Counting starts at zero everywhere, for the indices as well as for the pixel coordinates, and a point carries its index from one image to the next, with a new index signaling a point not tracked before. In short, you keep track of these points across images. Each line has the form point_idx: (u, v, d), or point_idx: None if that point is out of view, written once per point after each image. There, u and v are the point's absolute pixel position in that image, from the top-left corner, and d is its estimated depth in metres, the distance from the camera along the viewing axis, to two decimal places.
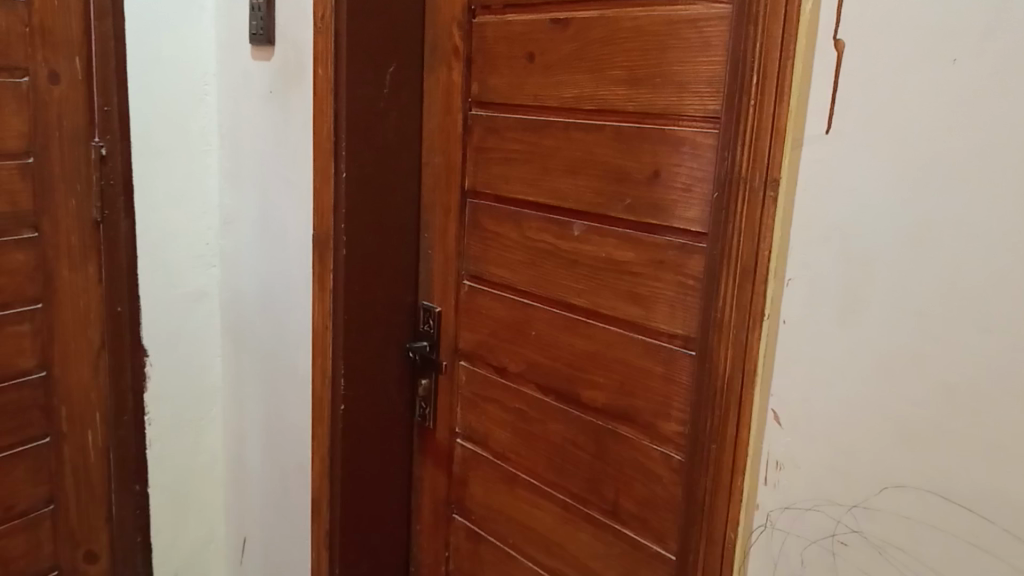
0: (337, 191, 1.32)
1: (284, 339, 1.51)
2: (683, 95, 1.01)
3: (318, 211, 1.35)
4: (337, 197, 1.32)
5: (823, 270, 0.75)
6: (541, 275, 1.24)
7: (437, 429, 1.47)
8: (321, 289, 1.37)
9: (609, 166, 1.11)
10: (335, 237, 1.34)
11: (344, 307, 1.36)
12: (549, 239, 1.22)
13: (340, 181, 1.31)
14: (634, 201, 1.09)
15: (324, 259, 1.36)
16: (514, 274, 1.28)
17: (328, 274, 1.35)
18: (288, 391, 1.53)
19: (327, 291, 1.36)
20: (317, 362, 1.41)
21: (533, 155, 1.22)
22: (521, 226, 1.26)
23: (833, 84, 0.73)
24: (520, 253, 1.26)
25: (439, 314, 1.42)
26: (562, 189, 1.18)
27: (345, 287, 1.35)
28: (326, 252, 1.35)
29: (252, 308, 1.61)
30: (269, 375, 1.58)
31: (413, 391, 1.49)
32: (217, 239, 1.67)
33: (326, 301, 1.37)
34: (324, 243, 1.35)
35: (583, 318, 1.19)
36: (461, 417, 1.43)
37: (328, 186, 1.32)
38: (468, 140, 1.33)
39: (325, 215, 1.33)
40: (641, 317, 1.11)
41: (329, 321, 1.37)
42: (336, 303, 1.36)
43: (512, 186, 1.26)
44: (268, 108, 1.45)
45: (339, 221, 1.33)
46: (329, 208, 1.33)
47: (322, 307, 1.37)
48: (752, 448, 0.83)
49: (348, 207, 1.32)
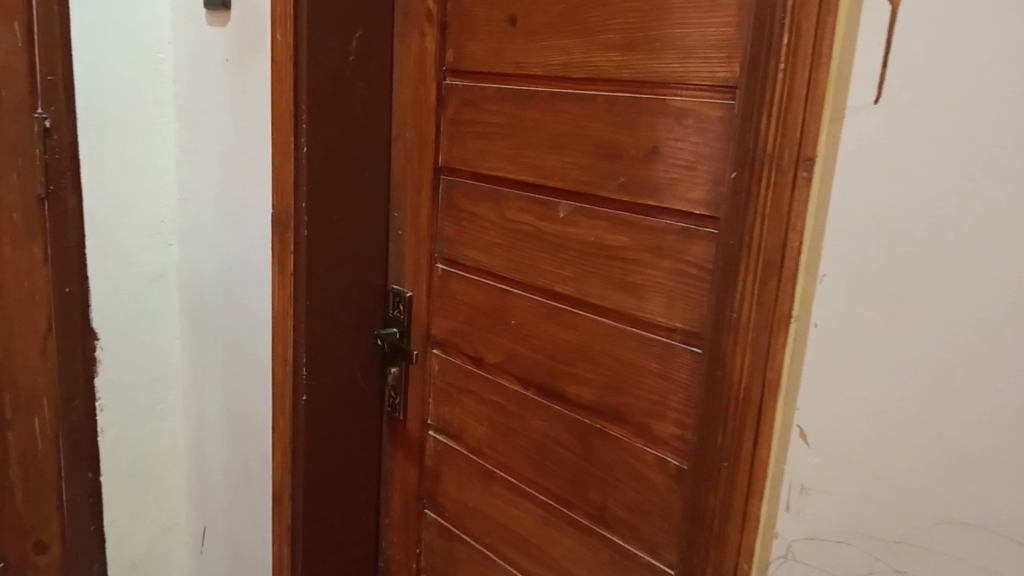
0: (297, 167, 1.20)
1: (248, 323, 1.39)
2: (689, 62, 0.90)
3: (277, 188, 1.23)
4: (298, 174, 1.20)
5: (863, 268, 0.65)
6: (521, 259, 1.12)
7: (408, 420, 1.35)
8: (281, 271, 1.25)
9: (599, 141, 1.00)
10: (294, 217, 1.21)
11: (306, 292, 1.24)
12: (532, 219, 1.10)
13: (300, 155, 1.19)
14: (627, 178, 0.98)
15: (284, 241, 1.23)
16: (491, 258, 1.16)
17: (288, 255, 1.23)
18: (253, 380, 1.41)
19: (287, 274, 1.24)
20: (277, 349, 1.29)
21: (514, 127, 1.10)
22: (501, 205, 1.14)
23: (886, 45, 0.62)
24: (498, 235, 1.15)
25: (411, 299, 1.30)
26: (546, 164, 1.07)
27: (307, 270, 1.23)
28: (287, 233, 1.23)
29: (211, 292, 1.48)
30: (232, 364, 1.46)
31: (381, 381, 1.37)
32: (175, 216, 1.54)
33: (287, 283, 1.24)
34: (284, 222, 1.23)
35: (567, 307, 1.07)
36: (433, 409, 1.31)
37: (288, 161, 1.20)
38: (442, 113, 1.21)
39: (285, 194, 1.21)
40: (634, 308, 1.00)
41: (290, 306, 1.25)
42: (296, 287, 1.24)
43: (490, 162, 1.14)
44: (228, 75, 1.32)
45: (300, 199, 1.21)
46: (289, 185, 1.21)
47: (283, 291, 1.25)
48: (772, 469, 0.73)
49: (309, 183, 1.20)
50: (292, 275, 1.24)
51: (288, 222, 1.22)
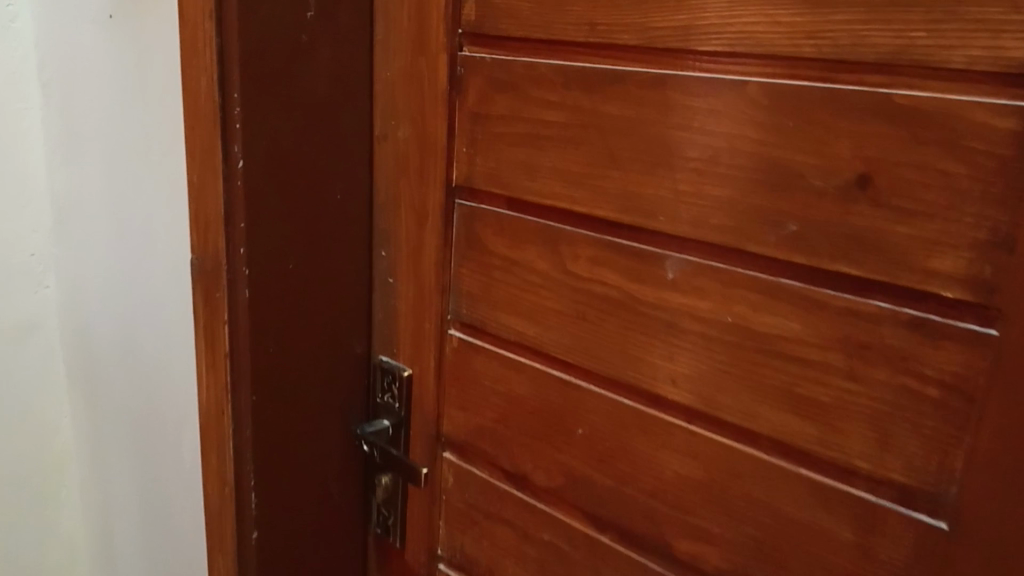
0: (228, 194, 0.72)
1: (170, 415, 0.93)
2: (953, 28, 0.48)
3: (197, 223, 0.75)
4: (234, 204, 0.72)
5: None
6: (601, 341, 0.70)
7: (407, 543, 0.92)
8: (213, 351, 0.78)
9: (757, 159, 0.56)
10: (226, 272, 0.74)
11: (251, 384, 0.78)
12: (616, 281, 0.68)
13: (234, 178, 0.71)
14: (803, 227, 0.56)
15: (213, 307, 0.76)
16: (548, 336, 0.74)
17: (220, 328, 0.76)
18: (181, 499, 0.95)
19: (220, 354, 0.77)
20: (210, 463, 0.82)
21: (585, 131, 0.65)
22: (566, 251, 0.70)
23: None
24: (558, 301, 0.72)
25: (411, 378, 0.86)
26: (649, 195, 0.63)
27: (252, 351, 0.77)
28: (217, 295, 0.75)
29: (110, 361, 1.01)
30: (151, 468, 0.99)
31: (367, 493, 0.93)
32: (51, 245, 1.03)
33: (221, 369, 0.78)
34: (213, 277, 0.75)
35: (682, 421, 0.68)
36: (444, 529, 0.89)
37: (216, 182, 0.72)
38: (460, 101, 0.73)
39: (211, 234, 0.74)
40: (807, 440, 0.61)
41: (229, 402, 0.79)
42: (237, 376, 0.78)
43: (546, 184, 0.69)
44: (121, 37, 0.82)
45: (238, 241, 0.73)
46: (219, 220, 0.73)
47: (217, 381, 0.79)
48: None
49: (252, 218, 0.73)
50: (230, 360, 0.77)
51: (219, 279, 0.75)
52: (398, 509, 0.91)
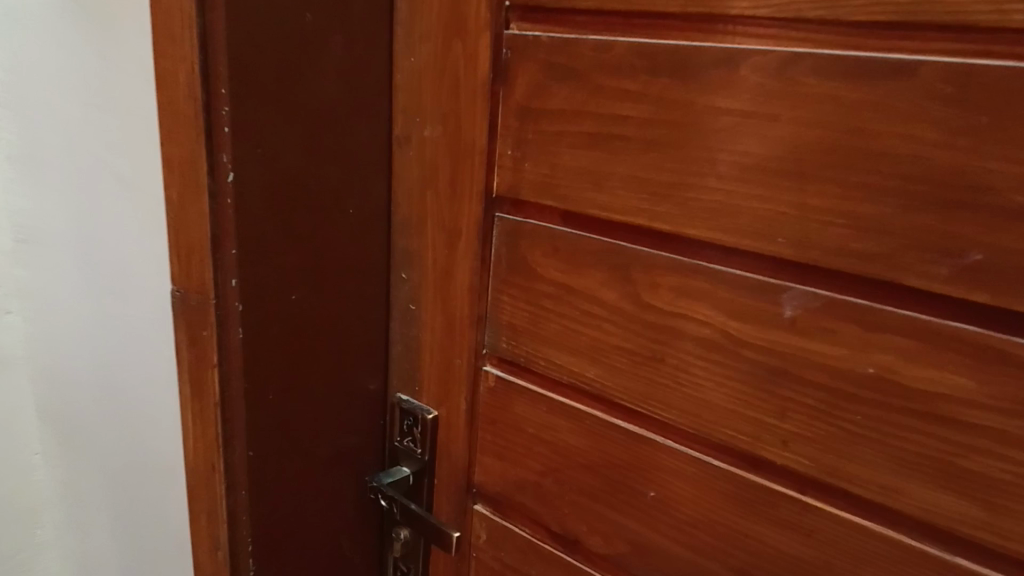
0: (214, 216, 0.56)
1: (155, 473, 0.79)
2: None
3: (179, 246, 0.60)
4: (223, 228, 0.57)
5: None
6: (688, 390, 0.55)
7: None
8: (200, 399, 0.63)
9: (924, 168, 0.44)
10: (215, 309, 0.59)
11: (246, 442, 0.64)
12: (714, 314, 0.53)
13: (223, 196, 0.56)
14: (988, 258, 0.43)
15: (202, 350, 0.61)
16: (613, 379, 0.59)
17: (209, 376, 0.61)
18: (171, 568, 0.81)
19: (209, 404, 0.62)
20: (199, 531, 0.68)
21: (676, 134, 0.52)
22: (643, 277, 0.56)
23: None
24: (630, 337, 0.57)
25: (435, 422, 0.70)
26: (764, 217, 0.50)
27: (247, 403, 0.63)
28: (203, 335, 0.60)
29: (85, 400, 0.86)
30: (137, 527, 0.85)
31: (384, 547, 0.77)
32: (10, 268, 0.88)
33: (210, 422, 0.63)
34: (198, 315, 0.60)
35: (794, 491, 0.53)
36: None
37: (201, 201, 0.56)
38: (505, 94, 0.59)
39: (195, 262, 0.59)
40: (976, 527, 0.46)
41: (216, 464, 0.63)
42: (231, 432, 0.63)
43: (620, 198, 0.55)
44: (80, 29, 0.67)
45: (229, 273, 0.58)
46: (205, 247, 0.57)
47: (206, 435, 0.63)
48: None
49: (245, 242, 0.58)
50: (222, 414, 0.62)
51: (206, 317, 0.60)
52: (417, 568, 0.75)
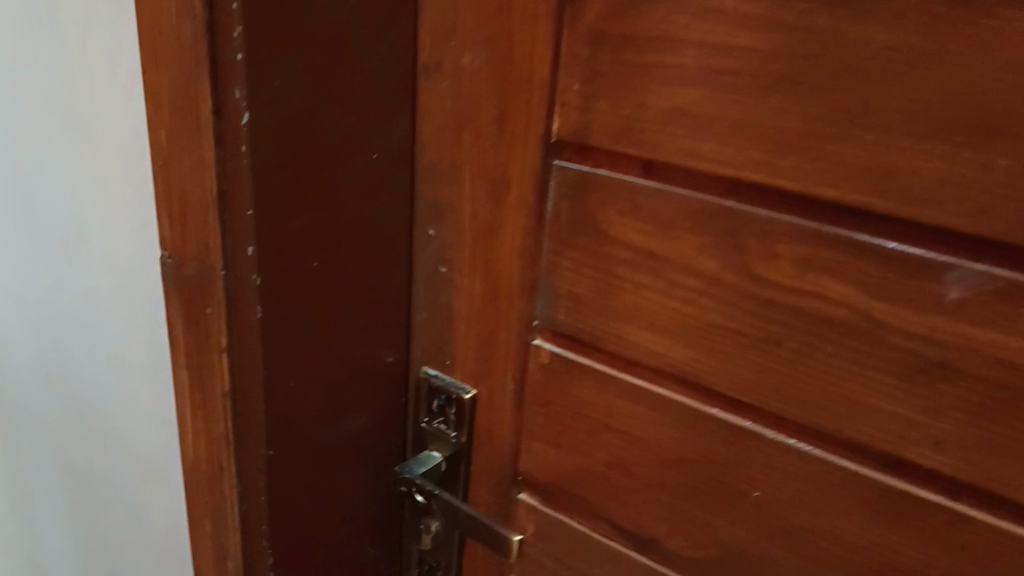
0: (222, 168, 0.45)
1: (118, 461, 0.68)
2: None
3: (171, 207, 0.49)
4: (233, 185, 0.46)
5: None
6: (808, 378, 0.46)
7: None
8: (202, 391, 0.54)
9: None
10: (224, 281, 0.49)
11: (264, 440, 0.54)
12: (850, 293, 0.44)
13: (235, 144, 0.44)
14: None
15: (201, 331, 0.52)
16: (708, 363, 0.49)
17: (216, 363, 0.52)
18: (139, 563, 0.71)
19: (215, 401, 0.53)
20: (204, 529, 0.59)
21: (823, 71, 0.41)
22: (760, 246, 0.45)
23: None
24: (734, 317, 0.47)
25: (473, 403, 0.60)
26: (934, 176, 0.40)
27: (268, 395, 0.52)
28: (207, 313, 0.51)
29: (29, 379, 0.73)
30: (90, 513, 0.74)
31: (405, 535, 0.68)
32: None
33: (221, 411, 0.53)
34: (203, 287, 0.50)
35: (941, 496, 0.45)
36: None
37: (205, 152, 0.45)
38: (573, 15, 0.46)
39: (195, 230, 0.48)
40: None
41: (232, 456, 0.54)
42: (243, 427, 0.53)
43: (733, 150, 0.44)
44: None
45: (246, 238, 0.47)
46: (211, 210, 0.47)
47: (210, 439, 0.55)
48: None
49: (264, 201, 0.46)
50: (232, 406, 0.53)
51: (214, 292, 0.50)
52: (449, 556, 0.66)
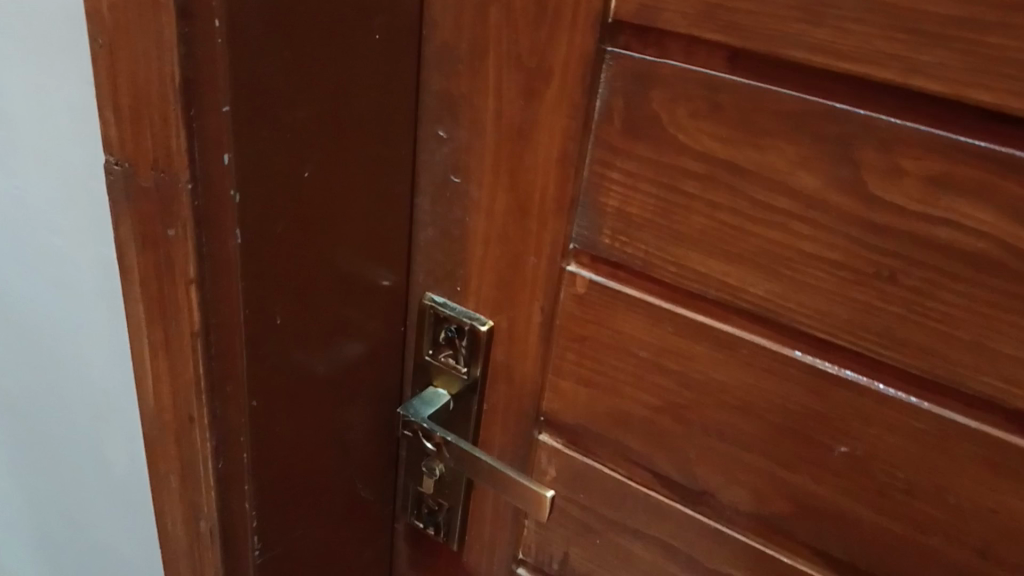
0: (188, 50, 0.33)
1: (58, 400, 0.56)
2: None
3: (119, 100, 0.36)
4: (204, 75, 0.33)
5: None
6: (926, 321, 0.38)
7: (460, 544, 0.61)
8: (163, 329, 0.42)
9: None
10: (191, 198, 0.36)
11: (247, 393, 0.43)
12: (996, 224, 0.35)
13: (207, 15, 0.32)
14: None
15: (166, 262, 0.39)
16: (795, 298, 0.41)
17: (182, 300, 0.40)
18: (90, 512, 0.61)
19: (182, 340, 0.42)
20: (166, 487, 0.50)
21: None
22: (880, 158, 0.36)
23: None
24: (837, 246, 0.39)
25: (488, 337, 0.51)
26: None
27: (251, 341, 0.41)
28: (170, 237, 0.38)
29: None
30: (21, 455, 0.63)
31: (404, 472, 0.60)
32: None
33: (189, 356, 0.42)
34: (163, 205, 0.37)
35: None
36: (532, 530, 0.57)
37: (163, 26, 0.33)
38: None
39: (150, 133, 0.35)
40: None
41: (208, 399, 0.44)
42: (219, 374, 0.43)
43: (856, 38, 0.34)
44: None
45: (220, 145, 0.35)
46: (174, 103, 0.34)
47: (177, 379, 0.44)
48: None
49: (245, 97, 0.34)
50: (206, 348, 0.41)
51: (178, 211, 0.37)
52: (453, 497, 0.59)
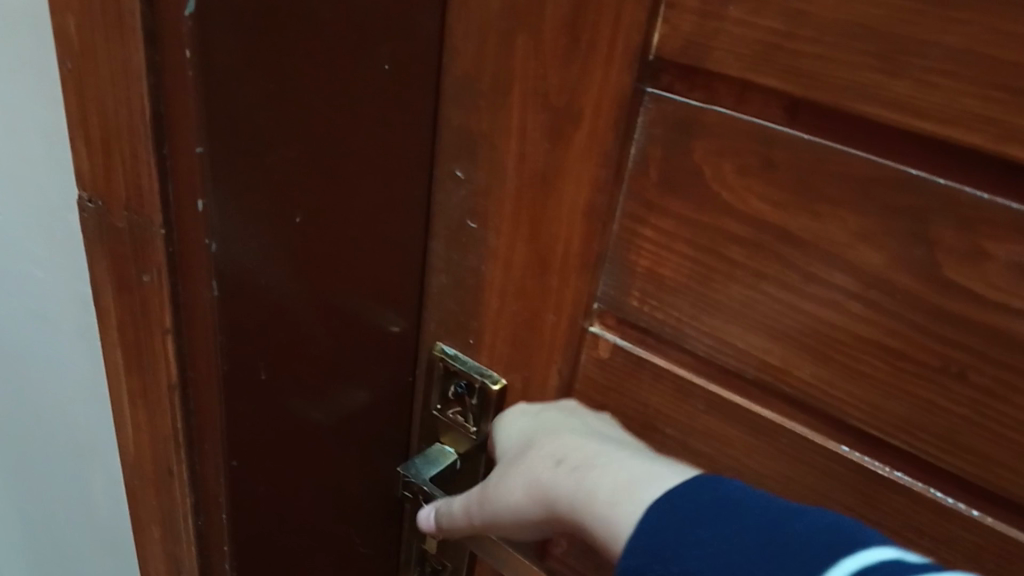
0: (157, 81, 0.29)
1: (44, 420, 0.53)
2: None
3: (90, 131, 0.33)
4: (176, 111, 0.30)
5: None
6: (999, 428, 0.32)
7: None
8: (141, 380, 0.39)
9: None
10: (166, 245, 0.33)
11: (224, 451, 0.39)
12: None
13: (177, 44, 0.28)
14: None
15: (141, 310, 0.36)
16: (848, 389, 0.35)
17: (158, 349, 0.37)
18: (78, 535, 0.58)
19: (159, 391, 0.39)
20: (149, 535, 0.47)
21: None
22: (959, 238, 0.31)
23: None
24: (899, 334, 0.33)
25: (502, 399, 0.46)
26: None
27: (229, 395, 0.37)
28: (145, 283, 0.35)
29: None
30: (16, 479, 0.61)
31: (406, 526, 0.55)
32: None
33: (166, 409, 0.39)
34: (137, 248, 0.34)
35: None
36: None
37: (133, 54, 0.29)
38: None
39: (122, 172, 0.33)
40: None
41: (187, 460, 0.40)
42: (198, 428, 0.39)
43: (942, 97, 0.29)
44: None
45: (193, 188, 0.31)
46: (146, 142, 0.31)
47: (155, 428, 0.40)
48: None
49: (222, 135, 0.30)
50: (184, 403, 0.38)
51: (152, 257, 0.34)
52: (457, 556, 0.54)
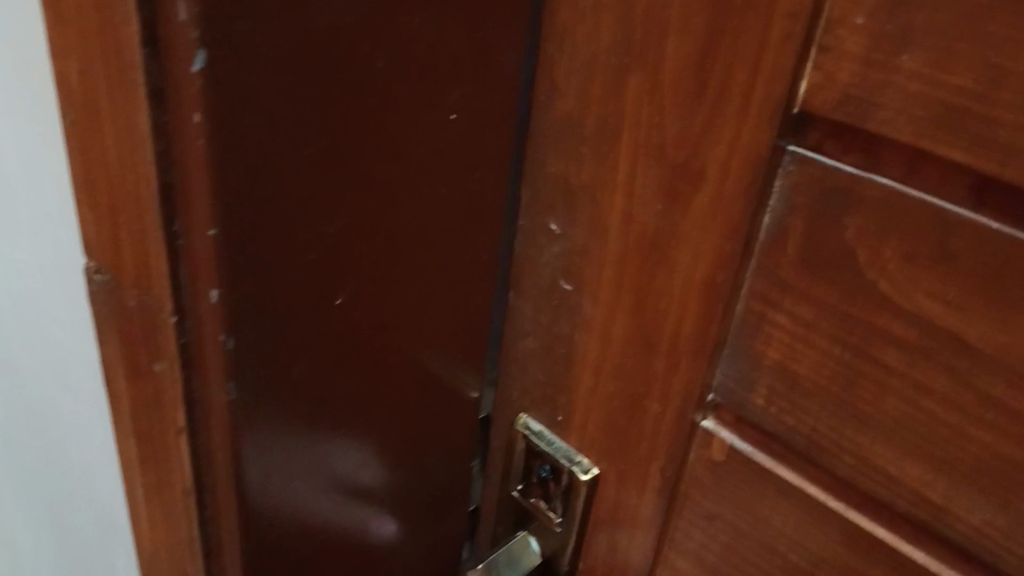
0: (165, 147, 0.25)
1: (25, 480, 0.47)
2: None
3: (95, 199, 0.27)
4: (188, 181, 0.25)
5: None
6: None
7: None
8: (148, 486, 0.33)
9: None
10: (178, 334, 0.28)
11: (243, 560, 0.34)
12: None
13: (186, 105, 0.23)
14: None
15: (151, 406, 0.31)
16: None
17: (169, 454, 0.32)
18: None
19: (174, 496, 0.33)
20: None
21: None
22: None
23: None
24: None
25: (591, 493, 0.40)
26: None
27: (247, 504, 0.32)
28: (154, 372, 0.30)
29: None
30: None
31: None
32: None
33: (178, 519, 0.33)
34: (145, 331, 0.29)
35: None
36: None
37: (136, 115, 0.24)
38: None
39: (128, 244, 0.27)
40: None
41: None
42: (218, 538, 0.33)
43: None
44: None
45: (206, 269, 0.26)
46: (153, 216, 0.26)
47: (169, 542, 0.34)
48: None
49: (237, 206, 0.25)
50: (200, 510, 0.33)
51: (161, 349, 0.29)
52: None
